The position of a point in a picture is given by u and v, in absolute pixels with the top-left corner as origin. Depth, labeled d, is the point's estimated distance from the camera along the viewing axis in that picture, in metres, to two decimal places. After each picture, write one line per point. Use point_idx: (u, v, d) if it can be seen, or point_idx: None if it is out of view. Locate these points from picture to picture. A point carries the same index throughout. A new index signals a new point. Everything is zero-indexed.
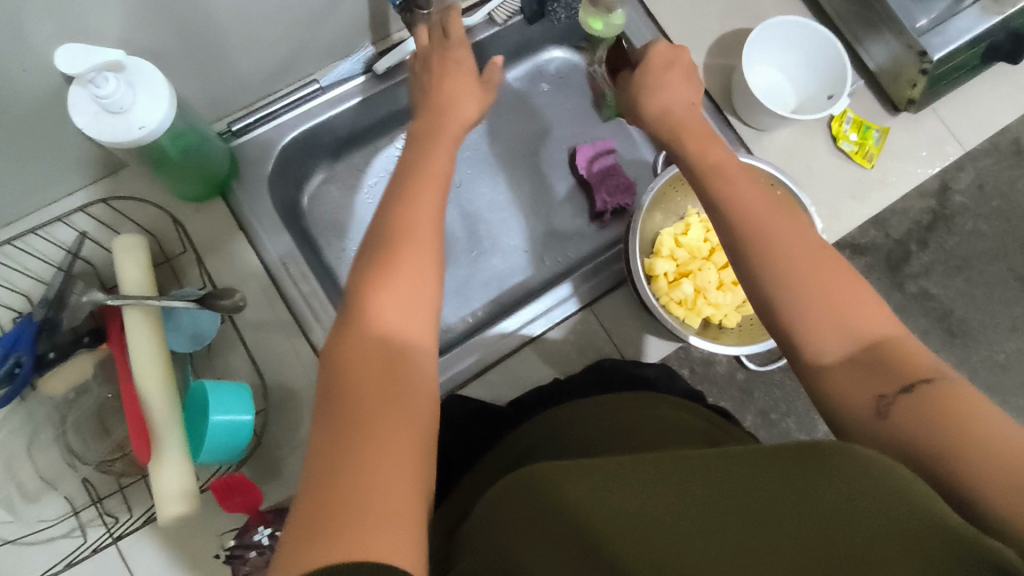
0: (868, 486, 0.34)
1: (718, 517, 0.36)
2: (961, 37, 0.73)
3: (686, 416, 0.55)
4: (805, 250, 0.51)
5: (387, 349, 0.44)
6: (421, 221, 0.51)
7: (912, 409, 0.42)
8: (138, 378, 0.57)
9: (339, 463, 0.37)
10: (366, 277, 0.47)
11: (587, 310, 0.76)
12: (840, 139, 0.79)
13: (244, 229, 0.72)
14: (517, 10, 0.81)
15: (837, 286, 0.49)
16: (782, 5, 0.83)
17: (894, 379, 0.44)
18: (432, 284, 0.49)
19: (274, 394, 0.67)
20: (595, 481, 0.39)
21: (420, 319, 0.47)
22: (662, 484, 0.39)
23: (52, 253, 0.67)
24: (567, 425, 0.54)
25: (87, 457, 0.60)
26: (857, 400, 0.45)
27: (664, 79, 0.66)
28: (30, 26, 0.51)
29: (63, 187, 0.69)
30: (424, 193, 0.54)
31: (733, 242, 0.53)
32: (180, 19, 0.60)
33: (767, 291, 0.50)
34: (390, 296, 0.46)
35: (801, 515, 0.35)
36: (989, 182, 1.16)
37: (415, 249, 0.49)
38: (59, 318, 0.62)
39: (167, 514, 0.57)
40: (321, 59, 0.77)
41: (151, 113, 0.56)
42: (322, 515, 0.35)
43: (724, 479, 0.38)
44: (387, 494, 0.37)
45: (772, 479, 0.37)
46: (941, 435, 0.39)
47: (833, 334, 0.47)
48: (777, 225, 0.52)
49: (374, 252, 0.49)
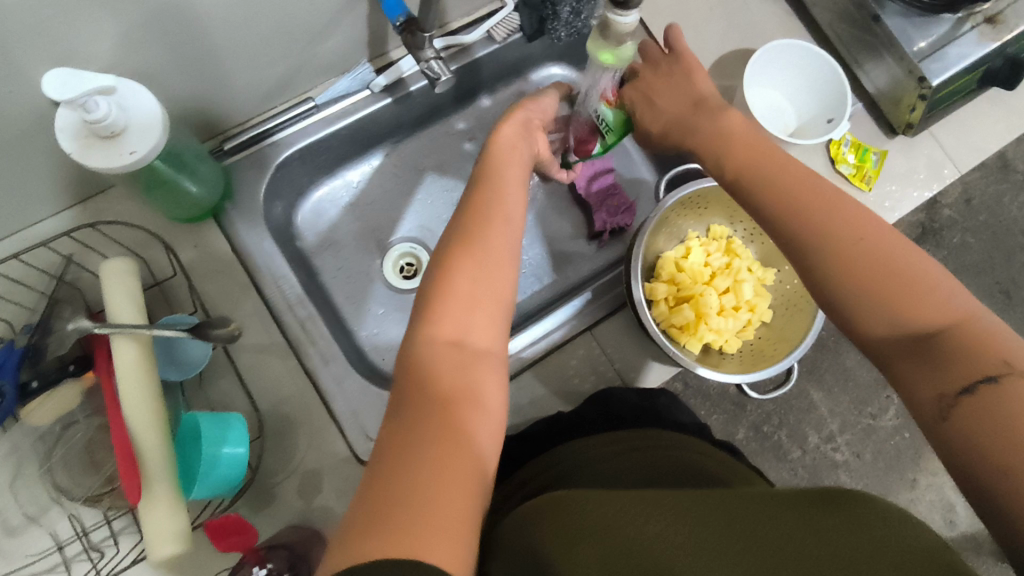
0: (878, 527, 0.37)
1: (736, 551, 0.38)
2: (959, 63, 0.73)
3: (690, 451, 0.56)
4: (864, 232, 0.50)
5: (463, 367, 0.47)
6: (507, 224, 0.55)
7: (974, 414, 0.41)
8: (128, 409, 0.55)
9: (406, 460, 0.39)
10: (452, 266, 0.51)
11: (587, 332, 0.75)
12: (839, 162, 0.79)
13: (240, 253, 0.71)
14: (516, 28, 0.79)
15: (898, 271, 0.48)
16: (780, 25, 0.83)
17: (956, 375, 0.43)
18: (500, 309, 0.51)
19: (269, 423, 0.65)
20: (614, 504, 0.41)
21: (487, 340, 0.49)
22: (676, 515, 0.40)
23: (36, 276, 0.65)
24: (601, 456, 0.55)
25: (74, 493, 0.58)
26: (922, 399, 0.44)
27: (689, 79, 0.65)
28: (19, 52, 0.50)
29: (46, 209, 0.67)
30: (507, 194, 0.57)
31: (783, 238, 0.54)
32: (174, 41, 0.59)
33: (827, 283, 0.50)
34: (476, 280, 0.50)
35: (820, 554, 0.36)
36: (976, 196, 1.17)
37: (497, 243, 0.53)
38: (44, 344, 0.59)
39: (158, 553, 0.55)
40: (316, 76, 0.75)
41: (143, 139, 0.55)
42: (380, 509, 0.37)
43: (738, 515, 0.40)
44: (444, 497, 0.38)
45: (789, 518, 0.39)
46: (1002, 448, 0.39)
47: (885, 326, 0.47)
48: (846, 211, 0.51)
49: (460, 231, 0.53)
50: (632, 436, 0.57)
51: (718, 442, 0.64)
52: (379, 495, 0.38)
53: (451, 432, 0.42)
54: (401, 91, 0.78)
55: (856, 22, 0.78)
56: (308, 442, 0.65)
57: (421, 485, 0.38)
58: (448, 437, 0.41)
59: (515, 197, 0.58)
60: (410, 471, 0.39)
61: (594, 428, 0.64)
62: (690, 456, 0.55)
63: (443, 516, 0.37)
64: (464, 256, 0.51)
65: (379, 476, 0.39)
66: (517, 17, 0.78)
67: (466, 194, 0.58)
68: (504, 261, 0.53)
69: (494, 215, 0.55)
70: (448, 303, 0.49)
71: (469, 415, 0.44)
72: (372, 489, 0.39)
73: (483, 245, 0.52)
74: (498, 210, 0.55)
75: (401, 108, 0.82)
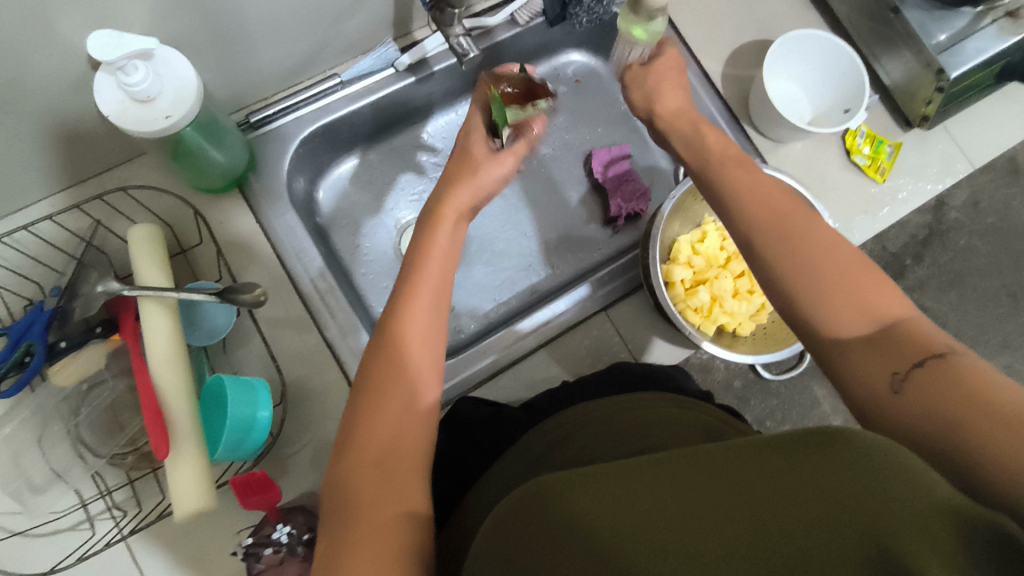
0: (870, 467, 0.32)
1: (725, 515, 0.33)
2: (978, 58, 0.73)
3: (690, 411, 0.54)
4: (828, 238, 0.51)
5: (411, 419, 0.49)
6: (442, 238, 0.58)
7: (927, 382, 0.41)
8: (156, 369, 0.57)
9: (350, 514, 0.44)
10: (399, 299, 0.54)
11: (603, 313, 0.76)
12: (854, 153, 0.80)
13: (262, 222, 0.72)
14: (539, 12, 0.80)
15: (850, 273, 0.49)
16: (798, 17, 0.85)
17: (907, 355, 0.44)
18: (438, 339, 0.53)
19: (291, 392, 0.66)
20: (598, 488, 0.36)
21: (426, 376, 0.51)
22: (665, 485, 0.35)
23: (67, 238, 0.66)
24: (565, 437, 0.52)
25: (99, 450, 0.59)
26: (873, 378, 0.44)
27: (663, 82, 0.66)
28: (58, 15, 0.50)
29: (80, 174, 0.68)
30: (450, 209, 0.60)
31: (749, 238, 0.53)
32: (208, 12, 0.59)
33: (780, 275, 0.51)
34: (415, 308, 0.53)
35: (807, 502, 0.32)
36: (984, 200, 1.13)
37: (435, 263, 0.56)
38: (70, 308, 0.60)
39: (183, 510, 0.56)
40: (343, 53, 0.76)
41: (177, 104, 0.56)
42: (331, 561, 0.42)
43: (725, 469, 0.35)
44: (382, 543, 0.43)
45: (774, 465, 0.34)
46: (955, 405, 0.39)
47: (852, 321, 0.47)
48: (800, 213, 0.53)
49: (417, 247, 0.57)
50: (614, 403, 0.54)
51: (723, 408, 0.65)
52: (330, 548, 0.43)
53: (394, 487, 0.46)
54: (425, 71, 0.79)
55: (875, 15, 0.79)
56: (325, 412, 0.66)
57: (358, 536, 0.43)
58: (389, 483, 0.46)
59: (460, 215, 0.61)
60: (350, 528, 0.44)
61: (595, 393, 0.65)
62: (682, 418, 0.52)
63: (375, 559, 0.42)
64: (404, 295, 0.54)
65: (343, 538, 0.43)
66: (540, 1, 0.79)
67: (428, 207, 0.61)
68: (439, 286, 0.55)
69: (438, 238, 0.58)
70: (401, 358, 0.51)
71: (412, 470, 0.47)
72: (332, 538, 0.44)
73: (422, 273, 0.55)
74: (436, 253, 0.57)
75: (423, 89, 0.83)
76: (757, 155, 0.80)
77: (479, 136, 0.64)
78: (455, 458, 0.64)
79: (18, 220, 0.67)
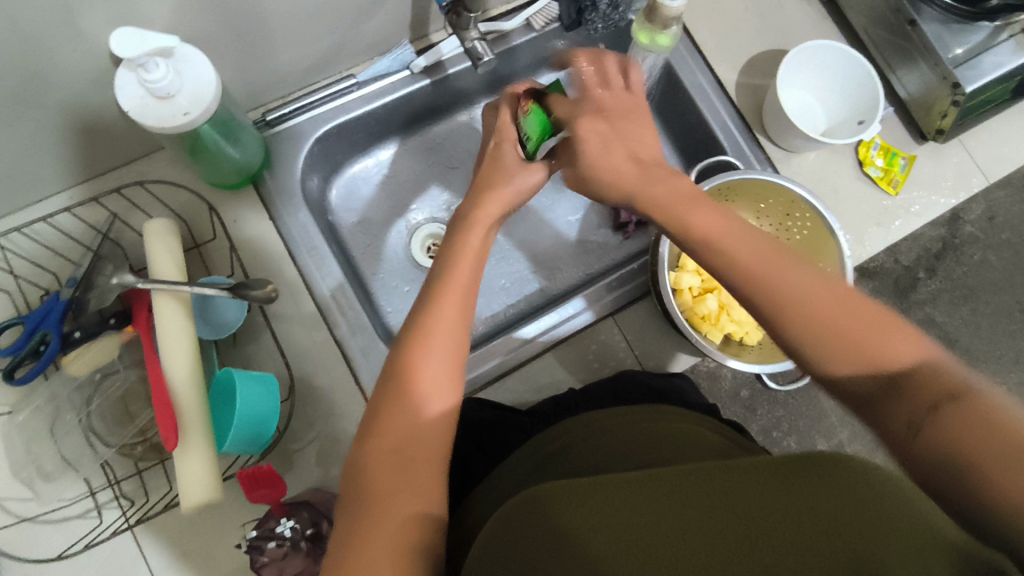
0: (869, 495, 0.32)
1: (722, 532, 0.33)
2: (994, 71, 0.74)
3: (691, 421, 0.55)
4: (819, 281, 0.47)
5: (427, 420, 0.49)
6: (472, 240, 0.58)
7: (945, 428, 0.39)
8: (167, 362, 0.58)
9: (354, 514, 0.45)
10: (424, 304, 0.53)
11: (609, 318, 0.76)
12: (866, 165, 0.80)
13: (275, 219, 0.72)
14: (554, 17, 0.80)
15: (850, 311, 0.45)
16: (815, 27, 0.84)
17: (921, 399, 0.41)
18: (462, 340, 0.53)
19: (299, 387, 0.67)
20: (599, 500, 0.36)
21: (448, 378, 0.51)
22: (665, 501, 0.35)
23: (84, 231, 0.67)
24: (568, 445, 0.52)
25: (109, 440, 0.60)
26: (890, 424, 0.42)
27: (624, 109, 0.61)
28: (83, 10, 0.51)
29: (100, 167, 0.70)
30: (483, 214, 0.60)
31: (745, 272, 0.49)
32: (230, 12, 0.60)
33: (775, 324, 0.47)
34: (444, 311, 0.53)
35: (803, 526, 0.32)
36: (1000, 214, 1.12)
37: (463, 266, 0.56)
38: (86, 298, 0.61)
39: (192, 500, 0.57)
40: (359, 54, 0.77)
41: (196, 100, 0.57)
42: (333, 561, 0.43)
43: (725, 489, 0.35)
44: (389, 542, 0.43)
45: (774, 489, 0.34)
46: (979, 454, 0.37)
47: (857, 363, 0.44)
48: (780, 263, 0.48)
49: (451, 249, 0.57)
50: (622, 410, 0.54)
51: (727, 420, 0.65)
52: (334, 547, 0.44)
53: (403, 486, 0.46)
54: (439, 73, 0.80)
55: (892, 27, 0.78)
56: (332, 409, 0.67)
57: (362, 533, 0.43)
58: (397, 483, 0.46)
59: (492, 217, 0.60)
60: (355, 526, 0.44)
61: (600, 402, 0.65)
62: (689, 429, 0.53)
63: (378, 557, 0.42)
64: (429, 299, 0.53)
65: (347, 536, 0.44)
66: (555, 7, 0.79)
67: (455, 218, 0.61)
68: (466, 289, 0.55)
69: (466, 242, 0.58)
70: (421, 360, 0.50)
71: (424, 470, 0.47)
72: (336, 538, 0.44)
73: (451, 276, 0.55)
74: (470, 255, 0.57)
75: (437, 91, 0.83)
76: (770, 165, 0.80)
77: (508, 143, 0.65)
78: (457, 458, 0.65)
79: (38, 211, 0.69)
